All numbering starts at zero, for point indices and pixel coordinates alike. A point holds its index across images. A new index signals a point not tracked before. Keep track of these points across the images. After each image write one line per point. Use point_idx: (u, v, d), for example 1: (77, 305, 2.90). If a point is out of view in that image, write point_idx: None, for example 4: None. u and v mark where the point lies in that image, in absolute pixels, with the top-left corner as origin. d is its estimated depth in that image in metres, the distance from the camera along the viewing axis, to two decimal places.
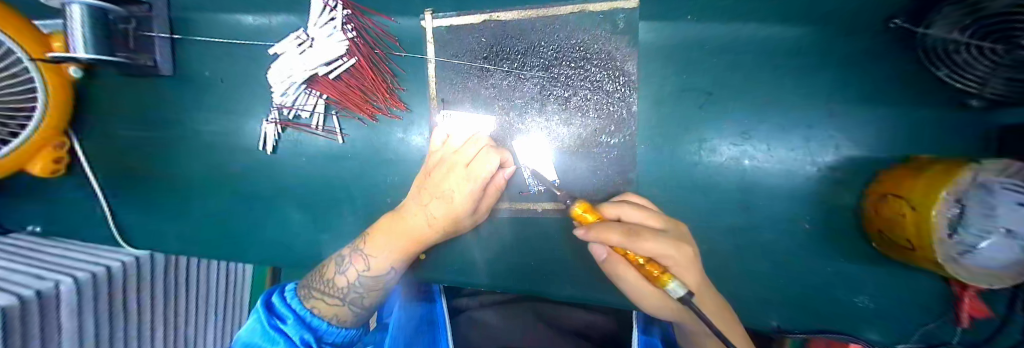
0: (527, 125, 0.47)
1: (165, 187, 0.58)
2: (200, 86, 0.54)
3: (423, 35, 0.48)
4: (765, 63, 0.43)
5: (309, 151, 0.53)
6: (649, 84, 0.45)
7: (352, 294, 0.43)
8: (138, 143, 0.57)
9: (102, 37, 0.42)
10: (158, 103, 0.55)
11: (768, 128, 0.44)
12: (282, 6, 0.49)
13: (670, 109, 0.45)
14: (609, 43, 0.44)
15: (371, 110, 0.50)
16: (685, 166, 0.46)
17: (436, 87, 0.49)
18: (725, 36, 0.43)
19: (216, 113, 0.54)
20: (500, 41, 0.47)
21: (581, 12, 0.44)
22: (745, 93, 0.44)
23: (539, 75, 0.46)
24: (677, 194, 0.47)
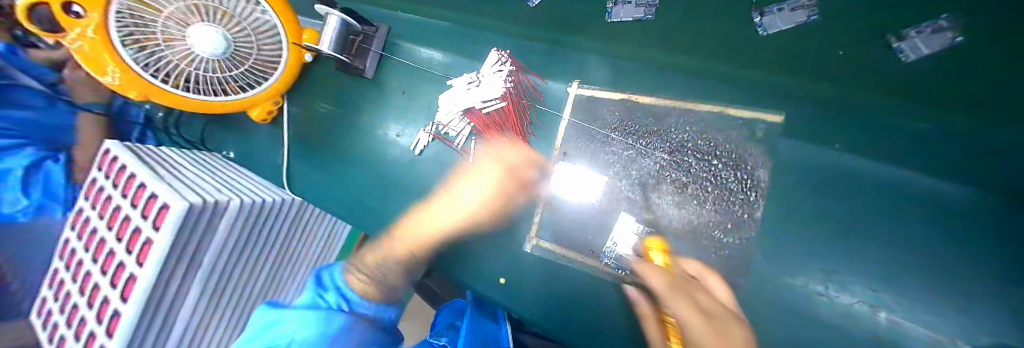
0: (638, 196, 0.51)
1: (325, 154, 0.73)
2: (380, 89, 0.70)
3: (565, 97, 0.57)
4: (940, 214, 0.38)
5: (444, 161, 0.64)
6: (775, 196, 0.46)
7: (380, 274, 0.48)
8: (321, 117, 0.74)
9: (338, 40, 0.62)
10: (348, 93, 0.72)
11: (930, 289, 0.37)
12: (465, 51, 0.63)
13: (795, 227, 0.45)
14: (741, 147, 0.47)
15: (503, 144, 0.60)
16: (804, 288, 0.44)
17: (562, 141, 0.57)
18: (889, 176, 0.41)
19: (384, 111, 0.69)
20: (632, 119, 0.53)
21: (721, 113, 0.48)
22: (908, 241, 0.39)
23: (661, 156, 0.50)
24: (780, 313, 0.45)
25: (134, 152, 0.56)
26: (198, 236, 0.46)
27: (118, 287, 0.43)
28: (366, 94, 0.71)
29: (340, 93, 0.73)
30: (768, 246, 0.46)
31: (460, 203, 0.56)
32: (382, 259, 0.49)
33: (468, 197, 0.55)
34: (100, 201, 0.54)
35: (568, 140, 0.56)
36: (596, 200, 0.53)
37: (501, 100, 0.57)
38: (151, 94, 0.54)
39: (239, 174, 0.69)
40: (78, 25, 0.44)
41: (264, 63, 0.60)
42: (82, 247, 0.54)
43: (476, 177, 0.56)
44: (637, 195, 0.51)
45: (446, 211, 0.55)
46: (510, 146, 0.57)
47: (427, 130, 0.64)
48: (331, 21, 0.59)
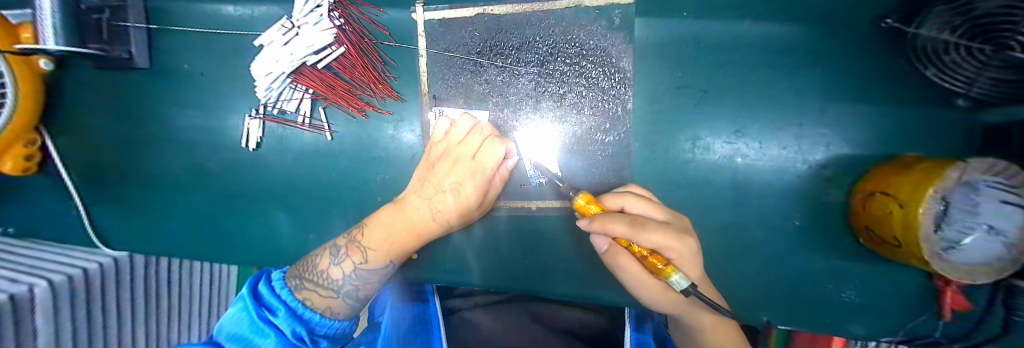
0: (521, 122, 0.46)
1: (146, 186, 0.55)
2: (179, 79, 0.52)
3: (414, 27, 0.47)
4: (763, 62, 0.43)
5: (297, 147, 0.51)
6: (643, 83, 0.45)
7: (349, 289, 0.40)
8: (116, 138, 0.55)
9: (70, 23, 0.41)
10: (137, 97, 0.53)
11: (760, 126, 0.44)
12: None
13: (665, 107, 0.45)
14: (604, 40, 0.44)
15: (360, 105, 0.49)
16: (680, 161, 0.46)
17: (427, 83, 0.48)
18: (725, 34, 0.43)
19: (197, 107, 0.52)
20: (493, 37, 0.46)
21: (576, 6, 0.44)
22: (747, 92, 0.44)
23: (534, 71, 0.46)
24: (668, 189, 0.47)
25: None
26: (15, 334, 0.41)
27: None
28: (161, 92, 0.52)
29: (125, 99, 0.53)
30: (644, 132, 0.46)
31: (439, 188, 0.43)
32: (347, 270, 0.41)
33: (450, 183, 0.43)
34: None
35: (433, 79, 0.48)
36: None
37: (337, 46, 0.45)
38: None
39: (42, 243, 0.54)
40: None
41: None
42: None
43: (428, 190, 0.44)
44: (521, 121, 0.46)
45: (417, 212, 0.44)
46: (497, 139, 0.41)
47: (256, 115, 0.50)
48: (44, 3, 0.38)
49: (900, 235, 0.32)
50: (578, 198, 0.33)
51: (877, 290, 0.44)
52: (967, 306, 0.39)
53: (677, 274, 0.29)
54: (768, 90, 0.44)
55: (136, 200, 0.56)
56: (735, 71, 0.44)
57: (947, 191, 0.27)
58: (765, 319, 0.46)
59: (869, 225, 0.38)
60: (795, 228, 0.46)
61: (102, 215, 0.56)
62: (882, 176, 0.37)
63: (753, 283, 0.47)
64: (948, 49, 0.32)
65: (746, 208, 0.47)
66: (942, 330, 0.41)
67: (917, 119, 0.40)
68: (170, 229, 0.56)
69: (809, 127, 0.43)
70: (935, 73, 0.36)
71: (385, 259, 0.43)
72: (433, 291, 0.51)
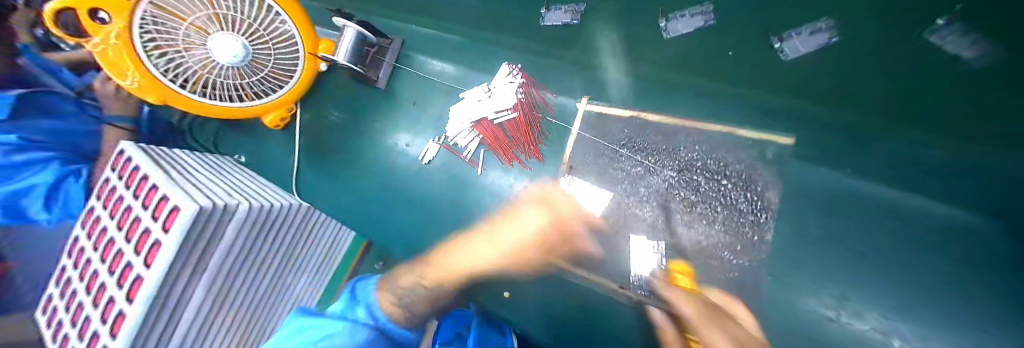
0: (646, 213, 0.51)
1: (339, 162, 0.75)
2: (393, 98, 0.72)
3: (574, 112, 0.58)
4: (974, 253, 0.36)
5: (451, 171, 0.65)
6: (789, 220, 0.45)
7: (409, 299, 0.51)
8: (335, 124, 0.76)
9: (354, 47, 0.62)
10: (361, 102, 0.74)
11: (949, 327, 0.36)
12: (479, 65, 0.64)
13: (809, 252, 0.44)
14: (752, 168, 0.46)
15: (512, 156, 0.60)
16: (815, 314, 0.43)
17: (570, 155, 0.57)
18: (912, 205, 0.39)
19: (398, 120, 0.71)
20: (639, 136, 0.53)
21: (730, 133, 0.48)
22: (926, 273, 0.38)
23: (669, 173, 0.50)
24: (795, 339, 0.43)
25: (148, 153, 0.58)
26: (210, 238, 0.46)
27: (126, 285, 0.42)
28: (379, 105, 0.73)
29: (353, 101, 0.75)
30: (775, 267, 0.45)
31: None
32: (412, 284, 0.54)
33: (505, 238, 0.57)
34: (118, 211, 0.52)
35: (576, 154, 0.56)
36: (599, 215, 0.54)
37: (513, 110, 0.57)
38: (172, 100, 0.56)
39: (251, 175, 0.73)
40: (103, 31, 0.44)
41: (280, 70, 0.62)
42: (99, 259, 0.52)
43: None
44: (646, 213, 0.51)
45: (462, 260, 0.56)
46: (531, 207, 0.57)
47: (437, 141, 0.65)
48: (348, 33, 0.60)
49: None
50: (673, 267, 0.47)
51: None
52: None
53: None
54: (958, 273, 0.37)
55: (328, 170, 0.76)
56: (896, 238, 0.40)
57: None
58: None
59: None
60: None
61: (302, 171, 0.76)
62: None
63: None
64: None
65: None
66: None
67: None
68: (344, 197, 0.74)
69: None
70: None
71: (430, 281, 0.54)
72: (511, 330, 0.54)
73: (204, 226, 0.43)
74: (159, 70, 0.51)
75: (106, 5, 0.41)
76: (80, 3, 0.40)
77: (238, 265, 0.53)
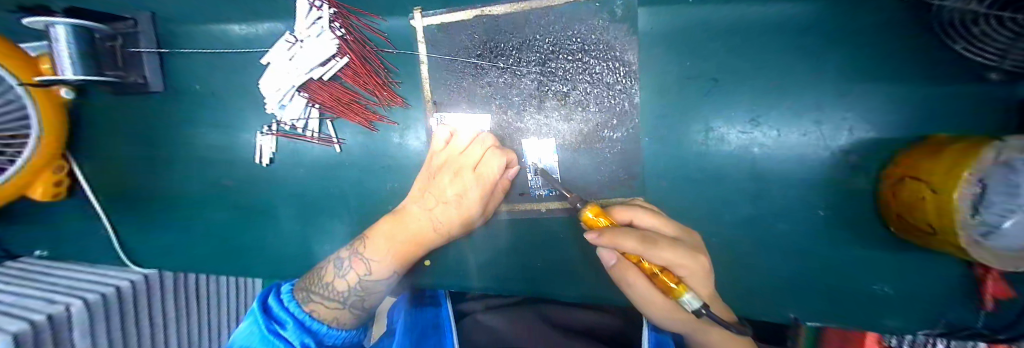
0: (526, 123, 0.46)
1: (169, 204, 0.58)
2: (191, 99, 0.54)
3: (413, 33, 0.47)
4: (771, 47, 0.41)
5: (308, 161, 0.52)
6: (651, 74, 0.44)
7: (356, 294, 0.41)
8: (138, 160, 0.57)
9: (87, 53, 0.43)
10: (154, 119, 0.55)
11: (779, 113, 0.42)
12: (271, 14, 0.48)
13: (675, 99, 0.44)
14: (607, 33, 0.43)
15: (368, 117, 0.49)
16: (693, 154, 0.45)
17: (430, 90, 0.48)
18: (733, 19, 0.41)
19: (212, 124, 0.54)
20: (491, 37, 0.45)
21: (576, 0, 0.42)
22: (754, 77, 0.42)
23: (535, 70, 0.45)
24: (683, 185, 0.46)
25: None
26: None
27: None
28: (178, 114, 0.54)
29: (143, 123, 0.55)
30: (653, 124, 0.45)
31: (443, 198, 0.44)
32: (354, 279, 0.42)
33: (438, 208, 0.45)
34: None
35: (435, 85, 0.48)
36: None
37: (340, 57, 0.46)
38: None
39: (71, 264, 0.57)
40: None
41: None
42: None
43: (451, 170, 0.44)
44: (526, 122, 0.46)
45: (417, 221, 0.44)
46: (496, 149, 0.43)
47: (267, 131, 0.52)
48: (58, 34, 0.40)
49: (934, 222, 0.30)
50: (587, 211, 0.34)
51: (914, 284, 0.41)
52: (1009, 294, 0.37)
53: (688, 294, 0.29)
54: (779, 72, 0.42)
55: (160, 220, 0.58)
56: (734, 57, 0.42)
57: None
58: (792, 314, 0.46)
59: (899, 213, 0.36)
60: (817, 220, 0.44)
61: (133, 233, 0.59)
62: (913, 159, 0.35)
63: (773, 276, 0.46)
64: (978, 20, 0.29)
65: (768, 200, 0.45)
66: (982, 318, 0.39)
67: (968, 92, 0.37)
68: (194, 243, 0.58)
69: (830, 111, 0.41)
70: (964, 48, 0.33)
71: (386, 271, 0.43)
72: (445, 295, 0.52)
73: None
74: None
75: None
76: None
77: None
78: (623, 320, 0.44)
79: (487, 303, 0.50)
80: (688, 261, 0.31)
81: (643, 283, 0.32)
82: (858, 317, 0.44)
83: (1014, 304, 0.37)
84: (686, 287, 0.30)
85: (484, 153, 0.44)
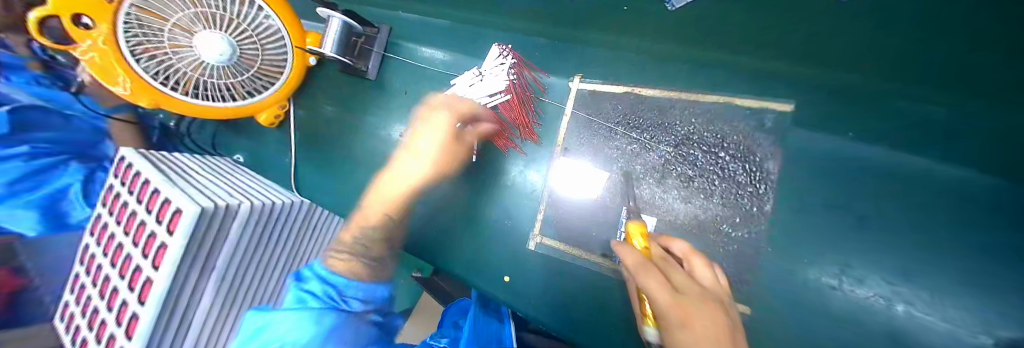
0: (643, 190, 0.49)
1: (337, 157, 0.75)
2: (383, 90, 0.71)
3: (569, 91, 0.57)
4: (969, 211, 0.36)
5: None
6: (789, 190, 0.44)
7: (361, 243, 0.43)
8: (329, 119, 0.76)
9: (341, 41, 0.61)
10: (353, 95, 0.74)
11: (954, 285, 0.36)
12: (469, 50, 0.63)
13: (812, 223, 0.43)
14: (750, 138, 0.45)
15: (507, 142, 0.59)
16: (818, 285, 0.42)
17: (565, 137, 0.56)
18: (914, 168, 0.39)
19: (390, 111, 0.71)
20: (633, 111, 0.52)
21: (727, 103, 0.47)
22: (927, 234, 0.38)
23: (666, 149, 0.49)
24: (797, 311, 0.43)
25: (147, 157, 0.58)
26: (219, 234, 0.47)
27: (136, 289, 0.44)
28: (372, 95, 0.72)
29: (345, 93, 0.74)
30: (775, 237, 0.44)
31: (409, 151, 0.49)
32: (357, 230, 0.44)
33: (411, 166, 0.47)
34: (123, 216, 0.53)
35: (571, 135, 0.56)
36: (595, 195, 0.53)
37: (506, 93, 0.54)
38: (164, 102, 0.57)
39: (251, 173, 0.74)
40: (88, 37, 0.46)
41: (269, 68, 0.62)
42: (109, 264, 0.53)
43: (435, 121, 0.49)
44: (642, 190, 0.50)
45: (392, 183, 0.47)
46: (451, 114, 0.49)
47: None
48: (332, 24, 0.58)
49: None
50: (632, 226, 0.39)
51: None
52: None
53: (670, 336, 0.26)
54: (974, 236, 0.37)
55: (325, 165, 0.76)
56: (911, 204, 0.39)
57: None
58: None
59: None
60: None
61: (301, 168, 0.77)
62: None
63: None
64: None
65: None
66: None
67: None
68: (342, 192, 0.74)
69: None
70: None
71: (371, 217, 0.46)
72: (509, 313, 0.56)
73: (208, 225, 0.44)
74: (148, 71, 0.52)
75: (91, 12, 0.43)
76: (61, 10, 0.43)
77: (246, 262, 0.55)
78: None
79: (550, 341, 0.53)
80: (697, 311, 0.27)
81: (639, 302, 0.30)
82: None
83: None
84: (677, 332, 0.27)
85: (441, 120, 0.49)
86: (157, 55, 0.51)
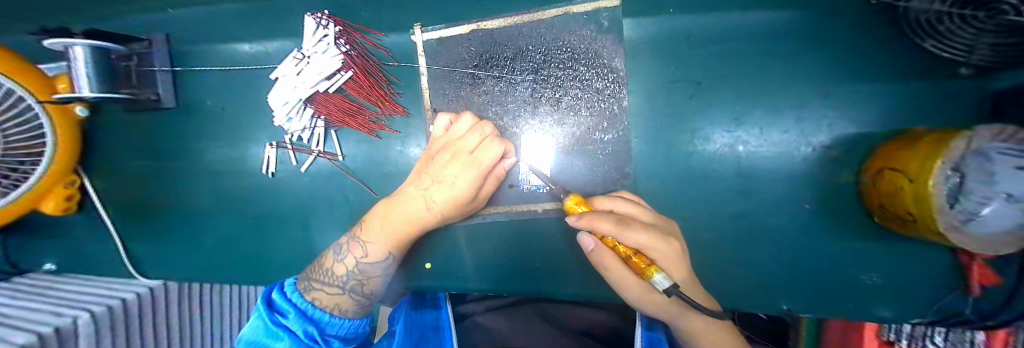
0: (520, 126, 0.47)
1: (177, 215, 0.59)
2: (200, 116, 0.56)
3: (413, 47, 0.50)
4: (753, 54, 0.44)
5: (313, 171, 0.54)
6: (636, 80, 0.47)
7: (357, 285, 0.42)
8: (148, 173, 0.59)
9: (103, 73, 0.46)
10: (166, 134, 0.57)
11: (758, 116, 0.45)
12: (282, 32, 0.51)
13: (663, 103, 0.47)
14: (594, 43, 0.45)
15: (371, 126, 0.52)
16: (683, 156, 0.47)
17: (430, 98, 0.50)
18: (715, 27, 0.44)
19: (220, 137, 0.56)
20: (486, 50, 0.48)
21: (565, 14, 0.46)
22: (735, 82, 0.45)
23: (529, 78, 0.47)
24: (676, 186, 0.48)
25: None
26: None
27: None
28: (184, 128, 0.57)
29: (152, 141, 0.58)
30: (637, 128, 0.48)
31: (438, 178, 0.43)
32: (350, 264, 0.42)
33: (435, 194, 0.43)
34: None
35: (435, 95, 0.50)
36: None
37: (344, 70, 0.49)
38: None
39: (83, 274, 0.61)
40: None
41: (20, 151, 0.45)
42: None
43: (457, 160, 0.42)
44: (519, 126, 0.47)
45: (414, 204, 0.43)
46: (496, 138, 0.42)
47: (274, 145, 0.54)
48: (77, 54, 0.44)
49: (914, 210, 0.30)
50: (569, 200, 0.37)
51: (903, 275, 0.42)
52: (998, 281, 0.38)
53: (658, 274, 0.31)
54: (755, 73, 0.44)
55: (168, 230, 0.60)
56: (713, 63, 0.45)
57: (955, 161, 0.25)
58: (785, 307, 0.47)
59: (882, 203, 0.37)
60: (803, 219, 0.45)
61: (136, 246, 0.60)
62: (889, 152, 0.37)
63: (762, 271, 0.47)
64: (942, 18, 0.32)
65: (753, 199, 0.46)
66: (971, 305, 0.40)
67: (926, 96, 0.40)
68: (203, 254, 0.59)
69: (810, 111, 0.43)
70: (932, 44, 0.36)
71: (382, 253, 0.43)
72: (445, 297, 0.54)
73: None
74: None
75: None
76: None
77: None
78: (620, 318, 0.48)
79: (488, 305, 0.53)
80: (659, 245, 0.34)
81: (618, 265, 0.35)
82: (853, 309, 0.45)
83: (1003, 292, 0.37)
84: (658, 269, 0.32)
85: (480, 140, 0.43)
86: None
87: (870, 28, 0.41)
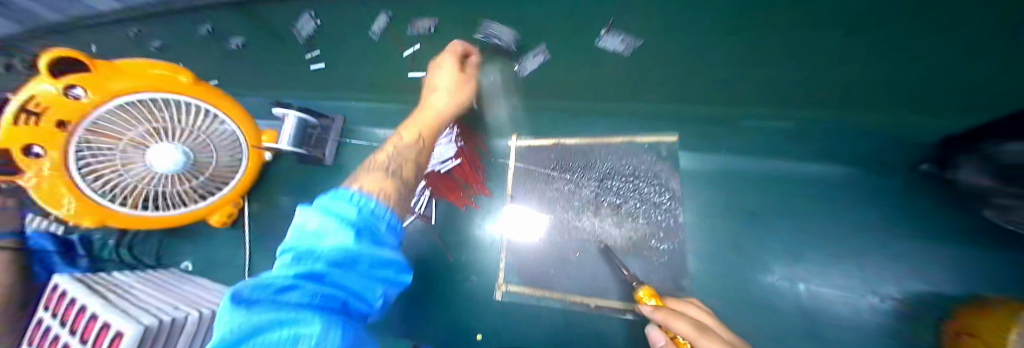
0: (584, 223, 0.57)
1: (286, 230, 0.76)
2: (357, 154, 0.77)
3: (507, 148, 0.67)
4: (796, 153, 0.54)
5: None
6: (714, 217, 0.54)
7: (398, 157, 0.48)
8: (300, 193, 0.77)
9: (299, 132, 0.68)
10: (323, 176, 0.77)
11: (810, 231, 0.51)
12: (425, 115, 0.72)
13: (721, 207, 0.55)
14: (654, 167, 0.57)
15: (463, 200, 0.65)
16: (742, 246, 0.52)
17: (510, 186, 0.64)
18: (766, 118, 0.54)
19: None
20: (563, 158, 0.62)
21: (631, 142, 0.59)
22: (775, 169, 0.55)
23: (595, 184, 0.58)
24: (727, 260, 0.52)
25: (83, 279, 0.56)
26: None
27: None
28: (334, 178, 0.77)
29: (282, 179, 0.78)
30: (699, 247, 0.53)
31: (438, 85, 0.58)
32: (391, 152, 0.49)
33: (437, 98, 0.57)
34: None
35: (515, 184, 0.64)
36: (540, 238, 0.59)
37: (456, 158, 0.66)
38: (108, 218, 0.56)
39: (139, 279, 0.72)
40: (36, 164, 0.49)
41: (222, 173, 0.65)
42: None
43: (446, 75, 0.58)
44: (583, 222, 0.57)
45: (439, 100, 0.56)
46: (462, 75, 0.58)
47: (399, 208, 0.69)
48: (288, 122, 0.64)
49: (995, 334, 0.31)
50: (641, 291, 0.43)
51: None
52: None
53: None
54: (802, 217, 0.53)
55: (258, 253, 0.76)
56: (793, 237, 0.52)
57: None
58: None
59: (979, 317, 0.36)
60: (877, 281, 0.48)
61: (241, 241, 0.77)
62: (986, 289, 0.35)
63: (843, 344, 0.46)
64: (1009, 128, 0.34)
65: (829, 310, 0.47)
66: None
67: (969, 260, 0.45)
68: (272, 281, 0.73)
69: (866, 261, 0.49)
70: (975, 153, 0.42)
71: (416, 132, 0.53)
72: None
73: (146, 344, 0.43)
74: (99, 193, 0.54)
75: (37, 139, 0.47)
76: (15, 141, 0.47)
77: None
78: None
79: None
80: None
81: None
82: None
83: None
84: None
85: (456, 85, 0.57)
86: (109, 167, 0.54)
87: (877, 175, 0.52)
